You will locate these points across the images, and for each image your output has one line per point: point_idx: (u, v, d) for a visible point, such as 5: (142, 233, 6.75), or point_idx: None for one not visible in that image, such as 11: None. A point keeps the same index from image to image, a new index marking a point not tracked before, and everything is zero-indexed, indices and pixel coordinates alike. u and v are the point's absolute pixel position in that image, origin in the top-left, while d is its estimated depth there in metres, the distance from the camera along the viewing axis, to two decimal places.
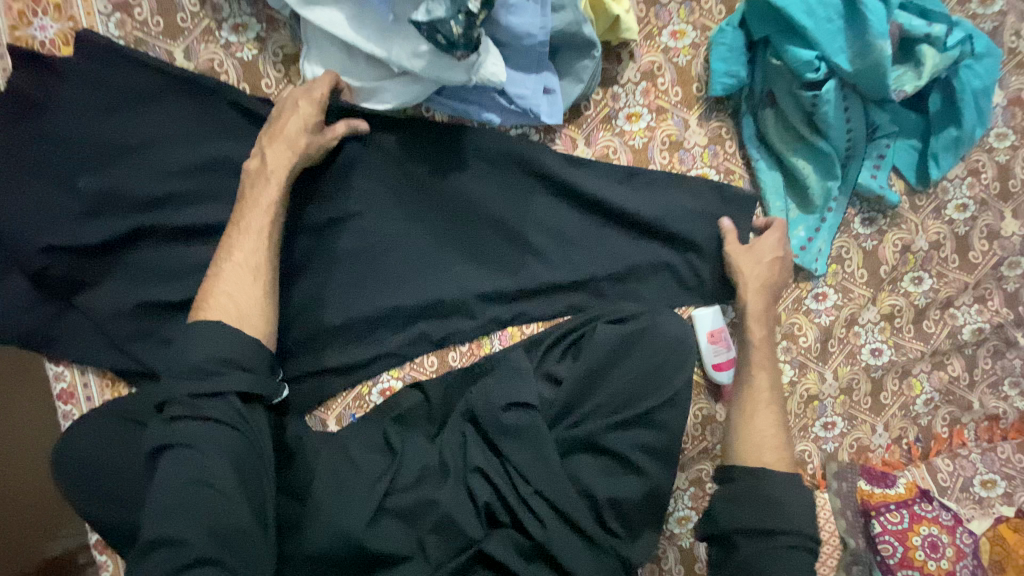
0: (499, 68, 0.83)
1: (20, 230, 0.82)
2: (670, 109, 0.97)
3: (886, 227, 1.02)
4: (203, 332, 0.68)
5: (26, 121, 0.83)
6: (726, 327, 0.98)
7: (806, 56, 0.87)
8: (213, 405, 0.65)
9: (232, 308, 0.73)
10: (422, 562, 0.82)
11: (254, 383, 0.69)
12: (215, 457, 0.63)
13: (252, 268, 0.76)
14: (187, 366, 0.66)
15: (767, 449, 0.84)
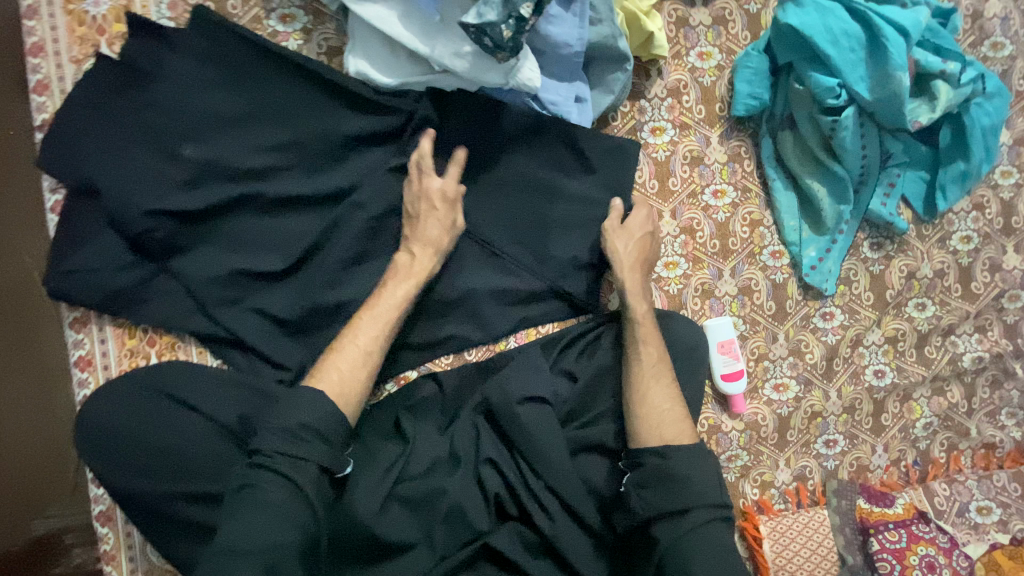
0: (534, 74, 0.87)
1: (118, 194, 0.83)
2: (693, 126, 1.00)
3: (893, 253, 1.06)
4: (297, 397, 0.71)
5: (134, 88, 0.85)
6: (736, 338, 1.00)
7: (828, 83, 0.91)
8: (292, 466, 0.67)
9: (327, 378, 0.76)
10: (429, 551, 0.83)
11: (332, 451, 0.70)
12: (275, 506, 0.64)
13: (365, 349, 0.81)
14: (280, 425, 0.69)
15: (666, 424, 0.82)
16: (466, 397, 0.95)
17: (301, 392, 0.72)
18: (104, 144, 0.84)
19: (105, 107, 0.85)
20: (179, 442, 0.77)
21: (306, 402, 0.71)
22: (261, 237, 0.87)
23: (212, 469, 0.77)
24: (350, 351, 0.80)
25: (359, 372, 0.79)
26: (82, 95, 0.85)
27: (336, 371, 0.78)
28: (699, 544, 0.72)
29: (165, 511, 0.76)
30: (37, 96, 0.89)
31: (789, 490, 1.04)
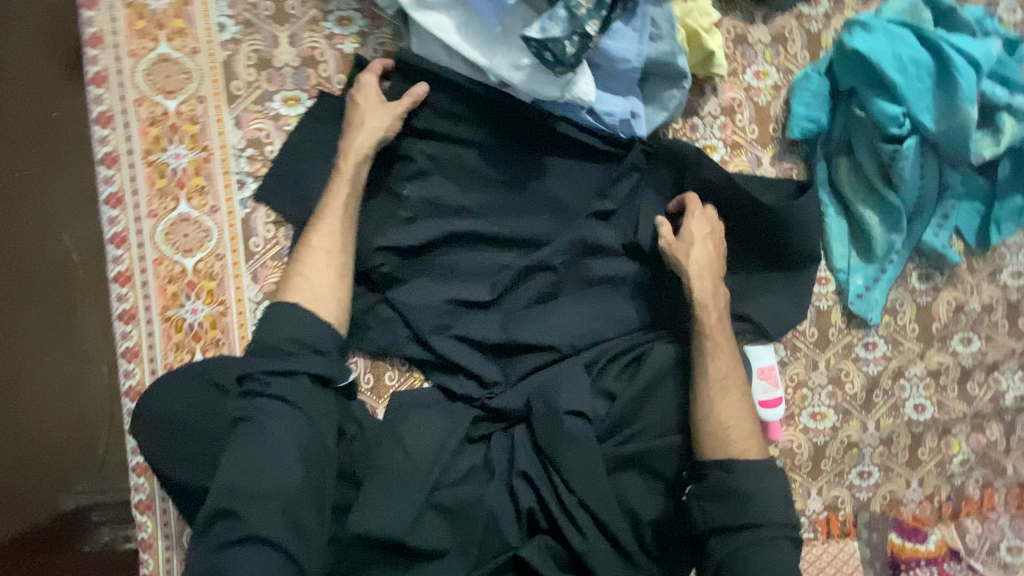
0: (590, 88, 0.86)
1: (277, 210, 0.91)
2: (745, 146, 0.99)
3: (943, 285, 1.04)
4: (278, 316, 0.76)
5: (236, 101, 0.91)
6: (776, 365, 1.00)
7: (892, 111, 0.89)
8: (286, 390, 0.73)
9: (299, 290, 0.79)
10: (463, 559, 0.84)
11: (331, 364, 0.77)
12: (279, 428, 0.71)
13: (328, 252, 0.82)
14: (267, 346, 0.74)
15: (734, 440, 0.86)
16: (505, 413, 0.94)
17: (283, 310, 0.77)
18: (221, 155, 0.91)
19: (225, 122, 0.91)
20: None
21: (296, 317, 0.76)
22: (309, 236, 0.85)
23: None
24: (317, 261, 0.81)
25: (328, 278, 0.81)
26: (202, 110, 0.90)
27: (307, 277, 0.80)
28: (756, 557, 0.79)
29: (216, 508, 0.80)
30: (94, 88, 0.89)
31: (820, 520, 1.03)
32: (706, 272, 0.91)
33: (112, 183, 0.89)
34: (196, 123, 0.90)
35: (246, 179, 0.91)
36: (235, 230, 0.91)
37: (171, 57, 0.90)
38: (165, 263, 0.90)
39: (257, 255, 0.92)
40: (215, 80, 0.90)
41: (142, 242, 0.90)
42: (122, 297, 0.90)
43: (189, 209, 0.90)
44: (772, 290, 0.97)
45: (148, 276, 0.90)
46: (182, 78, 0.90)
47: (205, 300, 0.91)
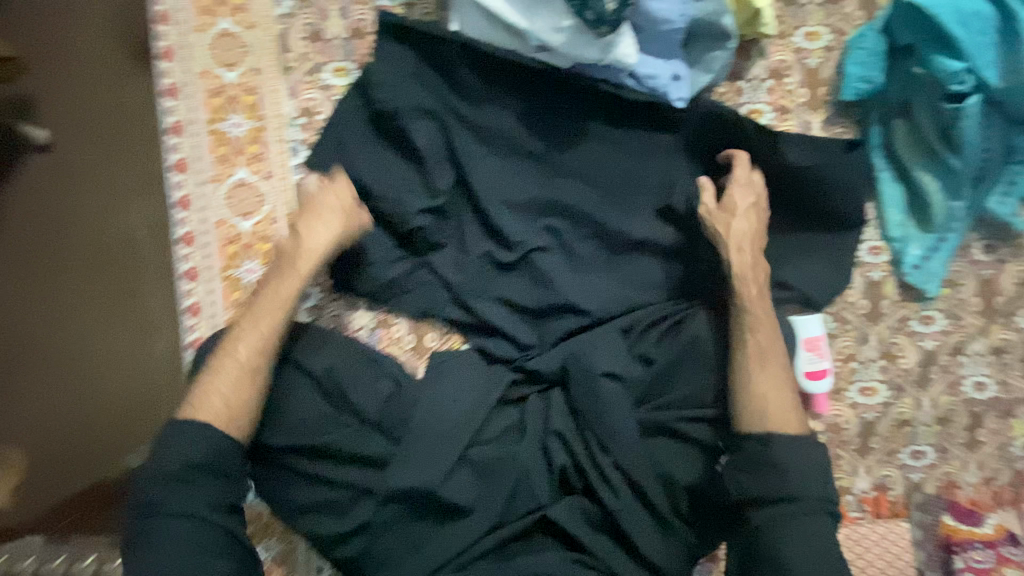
0: (631, 50, 0.86)
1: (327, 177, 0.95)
2: (794, 110, 0.96)
3: (1010, 257, 0.97)
4: (177, 444, 0.76)
5: (290, 72, 0.96)
6: (825, 336, 0.97)
7: (955, 67, 0.84)
8: (181, 504, 0.74)
9: (209, 407, 0.79)
10: (488, 514, 0.88)
11: (223, 485, 0.77)
12: (185, 538, 0.73)
13: (250, 369, 0.82)
14: (165, 475, 0.75)
15: (772, 413, 0.82)
16: (541, 376, 0.95)
17: (182, 429, 0.77)
18: (276, 123, 0.96)
19: (280, 92, 0.96)
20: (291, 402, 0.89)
21: (199, 437, 0.77)
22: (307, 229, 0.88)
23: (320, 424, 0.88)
24: (227, 373, 0.82)
25: (238, 382, 0.81)
26: (258, 81, 0.95)
27: (212, 396, 0.80)
28: (793, 533, 0.74)
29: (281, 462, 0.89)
30: (161, 62, 0.94)
31: (868, 498, 1.00)
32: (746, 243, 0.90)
33: (179, 151, 0.95)
34: (253, 94, 0.95)
35: (299, 147, 0.96)
36: (288, 195, 0.97)
37: (231, 32, 0.95)
38: (225, 225, 0.96)
39: None
40: (271, 53, 0.95)
41: (204, 205, 0.96)
42: (186, 257, 0.96)
43: (247, 175, 0.96)
44: (810, 260, 0.96)
45: (210, 237, 0.96)
46: (241, 51, 0.95)
47: (261, 261, 0.97)
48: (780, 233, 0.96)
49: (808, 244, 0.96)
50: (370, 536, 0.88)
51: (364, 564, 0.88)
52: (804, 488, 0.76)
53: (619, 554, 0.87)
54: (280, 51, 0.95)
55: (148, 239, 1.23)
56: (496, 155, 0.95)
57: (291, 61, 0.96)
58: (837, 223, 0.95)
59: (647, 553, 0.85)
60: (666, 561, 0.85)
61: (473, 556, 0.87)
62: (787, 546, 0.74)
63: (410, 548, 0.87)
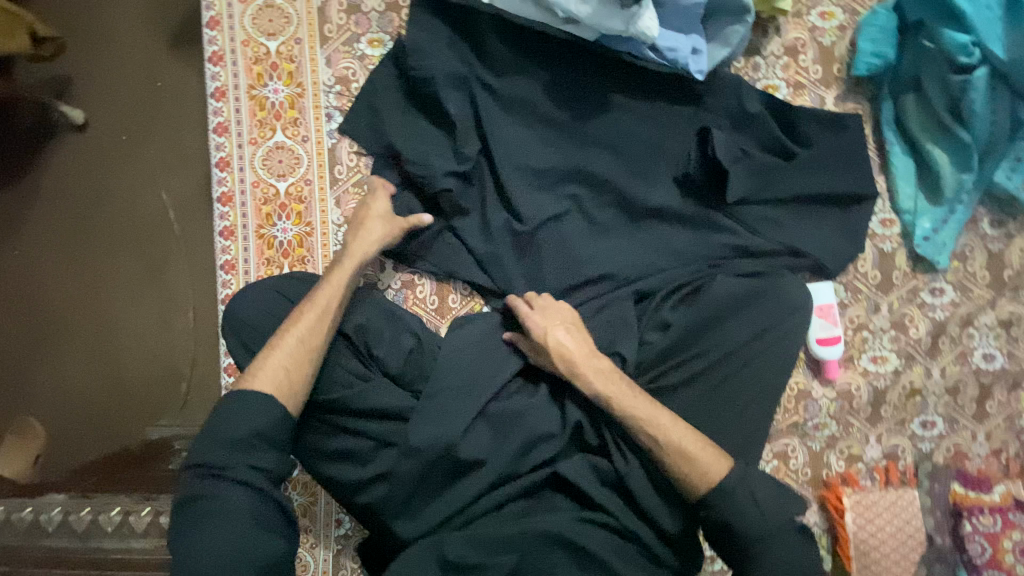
0: (652, 24, 0.90)
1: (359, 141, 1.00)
2: (808, 86, 1.00)
3: (1016, 232, 1.01)
4: (239, 410, 0.74)
5: (328, 42, 1.01)
6: (836, 304, 1.00)
7: (962, 40, 0.89)
8: (244, 469, 0.72)
9: (271, 378, 0.78)
10: (499, 469, 0.89)
11: (284, 458, 0.76)
12: (240, 510, 0.71)
13: (307, 345, 0.81)
14: (227, 439, 0.72)
15: (708, 464, 0.81)
16: None
17: (247, 398, 0.75)
18: (312, 90, 1.01)
19: (318, 60, 1.01)
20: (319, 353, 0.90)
21: (259, 410, 0.74)
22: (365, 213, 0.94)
23: (340, 378, 0.89)
24: (285, 348, 0.81)
25: (295, 351, 0.81)
26: (298, 50, 1.01)
27: (269, 364, 0.79)
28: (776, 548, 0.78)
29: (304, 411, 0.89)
30: (209, 31, 1.01)
31: (878, 467, 1.02)
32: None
33: (221, 114, 1.01)
34: (293, 62, 1.01)
35: (334, 113, 1.01)
36: (322, 158, 1.01)
37: (274, 3, 1.01)
38: (261, 186, 1.01)
39: (341, 182, 1.01)
40: (311, 24, 1.01)
41: (243, 166, 1.01)
42: (223, 216, 1.01)
43: (284, 138, 1.01)
44: (823, 230, 0.98)
45: (247, 197, 1.01)
46: (283, 22, 1.01)
47: (294, 221, 1.01)
48: (797, 202, 0.98)
49: (823, 214, 0.98)
50: (387, 487, 0.89)
51: (382, 512, 0.89)
52: (745, 523, 0.79)
53: (629, 512, 0.88)
54: (320, 22, 1.01)
55: (177, 218, 1.20)
56: (522, 122, 0.99)
57: (330, 32, 1.01)
58: (853, 196, 0.98)
59: (651, 511, 0.87)
60: (671, 522, 0.86)
61: (484, 507, 0.89)
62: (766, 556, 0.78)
63: (426, 497, 0.89)
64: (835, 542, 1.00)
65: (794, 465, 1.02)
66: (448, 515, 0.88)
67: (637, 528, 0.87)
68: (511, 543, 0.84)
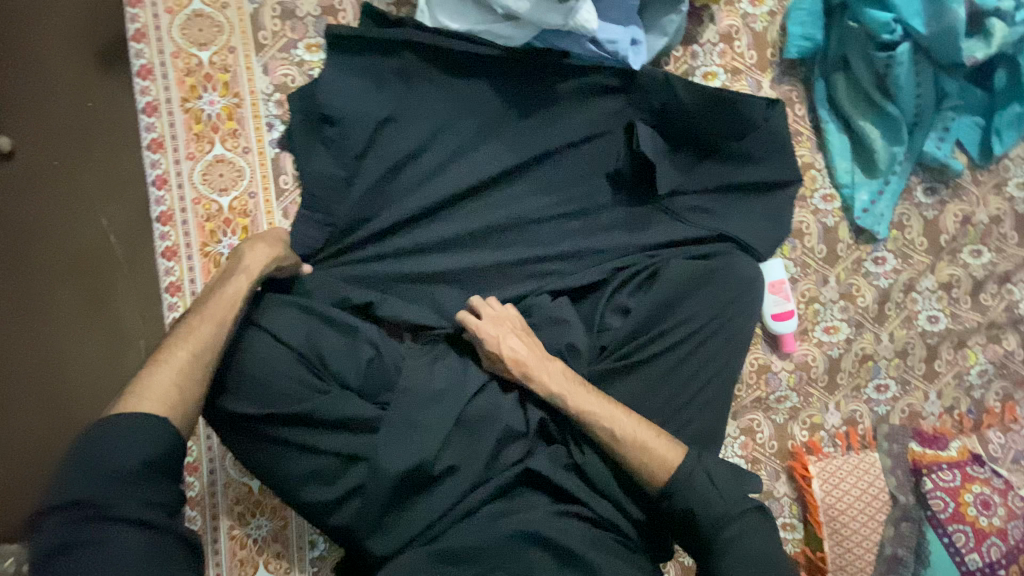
0: (591, 16, 0.92)
1: (298, 149, 0.96)
2: (745, 71, 1.03)
3: (948, 198, 1.06)
4: (116, 438, 0.66)
5: (263, 50, 0.98)
6: (787, 279, 1.03)
7: (883, 18, 0.93)
8: (127, 506, 0.64)
9: (156, 398, 0.71)
10: (470, 474, 0.88)
11: (176, 488, 0.69)
12: (136, 551, 0.63)
13: (195, 359, 0.75)
14: (110, 471, 0.65)
15: (657, 450, 0.84)
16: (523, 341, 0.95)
17: (123, 423, 0.67)
18: (250, 100, 0.98)
19: (254, 69, 0.98)
20: (263, 362, 0.84)
21: (149, 433, 0.68)
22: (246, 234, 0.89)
23: (297, 391, 0.85)
24: (172, 363, 0.74)
25: (182, 369, 0.74)
26: (233, 59, 0.98)
27: (147, 383, 0.72)
28: (738, 533, 0.79)
29: (263, 434, 0.85)
30: (135, 44, 0.96)
31: (840, 433, 1.05)
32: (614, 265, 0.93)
33: (154, 130, 0.96)
34: (228, 72, 0.97)
35: (275, 122, 0.98)
36: (266, 169, 0.98)
37: (203, 12, 0.97)
38: (203, 203, 0.97)
39: (286, 192, 0.99)
40: (244, 32, 0.98)
41: (181, 183, 0.97)
42: (164, 235, 0.97)
43: (223, 151, 0.97)
44: (751, 216, 1.00)
45: (187, 214, 0.97)
46: (214, 31, 0.97)
47: (240, 236, 0.98)
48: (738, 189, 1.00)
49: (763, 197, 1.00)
50: (359, 501, 0.87)
51: (356, 530, 0.87)
52: (707, 507, 0.80)
53: (600, 500, 0.89)
54: (253, 30, 0.98)
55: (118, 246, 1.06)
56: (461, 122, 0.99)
57: (264, 40, 0.98)
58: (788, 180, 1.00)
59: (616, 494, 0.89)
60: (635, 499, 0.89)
61: (458, 515, 0.87)
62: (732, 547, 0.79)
63: (402, 508, 0.87)
64: (805, 511, 1.03)
65: (761, 439, 1.04)
66: (422, 527, 0.86)
67: (609, 514, 0.88)
68: (486, 546, 0.83)
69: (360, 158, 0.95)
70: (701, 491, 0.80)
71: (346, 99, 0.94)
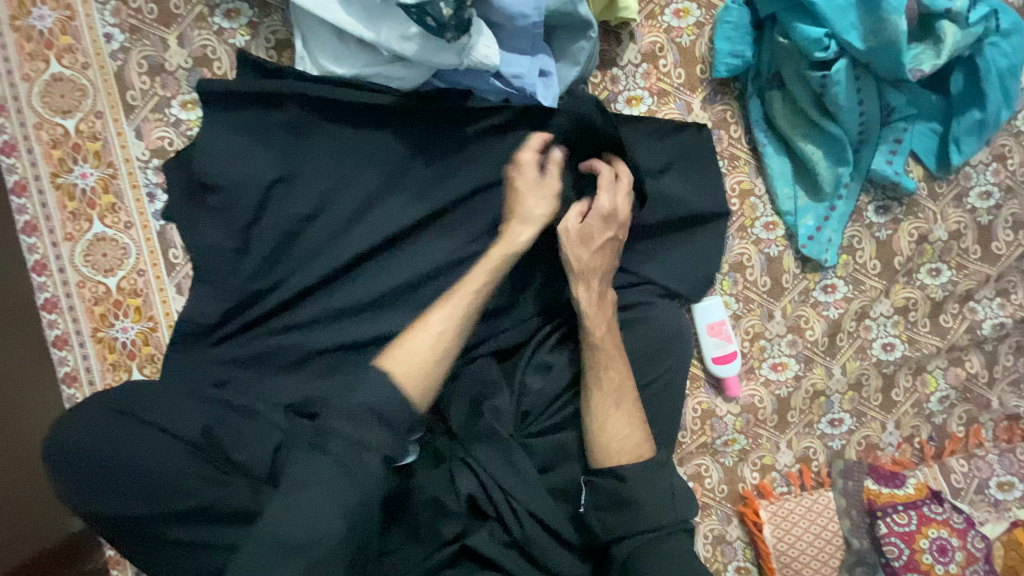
0: (491, 50, 0.82)
1: (183, 218, 0.88)
2: (673, 92, 0.93)
3: (902, 216, 0.97)
4: (371, 380, 0.71)
5: (136, 113, 0.89)
6: (728, 319, 0.95)
7: (814, 33, 0.83)
8: (344, 450, 0.66)
9: (401, 361, 0.75)
10: (410, 551, 0.82)
11: (395, 440, 0.69)
12: (330, 487, 0.64)
13: (440, 333, 0.78)
14: (347, 408, 0.68)
15: (625, 453, 0.79)
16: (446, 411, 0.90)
17: (369, 374, 0.72)
18: (129, 169, 0.89)
19: (127, 135, 0.89)
20: (150, 460, 0.75)
21: (381, 387, 0.70)
22: (527, 184, 0.85)
23: (189, 486, 0.75)
24: (427, 334, 0.78)
25: (426, 357, 0.76)
26: (104, 125, 0.88)
27: (409, 349, 0.76)
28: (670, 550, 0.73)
29: (160, 537, 0.75)
30: None
31: (792, 473, 1.00)
32: (594, 276, 0.83)
33: (26, 211, 0.88)
34: (98, 140, 0.89)
35: (156, 191, 0.90)
36: (153, 244, 0.90)
37: (63, 75, 0.88)
38: (88, 285, 0.90)
39: (178, 267, 0.91)
40: (110, 93, 0.88)
41: (62, 266, 0.89)
42: (52, 324, 0.89)
43: (104, 228, 0.89)
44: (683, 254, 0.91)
45: (74, 299, 0.89)
46: (77, 95, 0.88)
47: (134, 318, 0.91)
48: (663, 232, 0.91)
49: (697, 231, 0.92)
50: None
51: None
52: (655, 506, 0.75)
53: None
54: (122, 90, 0.88)
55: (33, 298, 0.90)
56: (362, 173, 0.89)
57: (135, 100, 0.89)
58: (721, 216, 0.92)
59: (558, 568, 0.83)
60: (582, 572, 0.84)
61: None
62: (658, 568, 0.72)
63: None
64: (758, 555, 0.98)
65: (709, 484, 0.99)
66: None
67: None
68: None
69: (250, 228, 0.86)
70: (657, 486, 0.76)
71: (227, 163, 0.85)
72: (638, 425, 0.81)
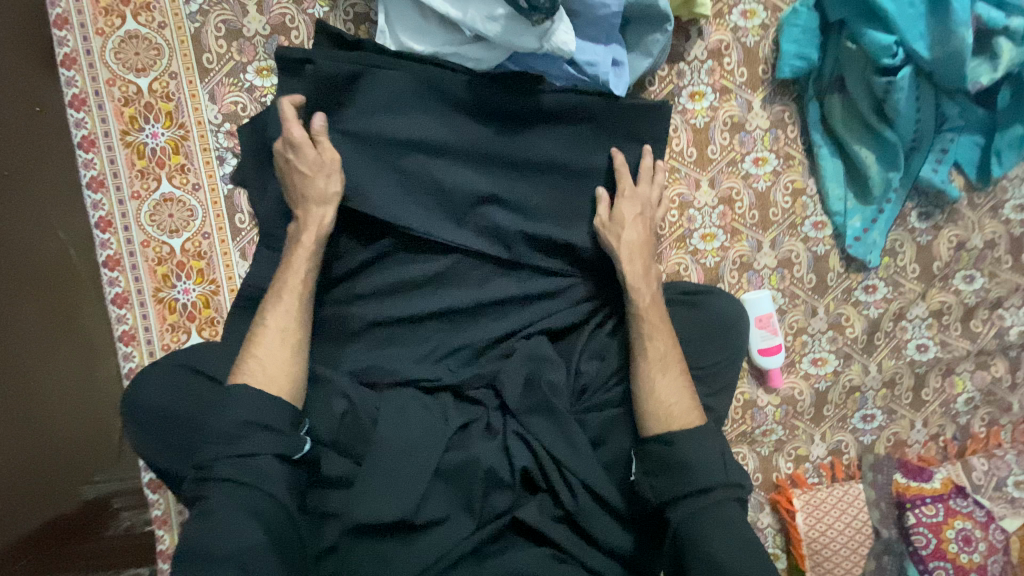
0: (569, 36, 0.83)
1: (255, 184, 0.89)
2: (734, 89, 0.96)
3: (943, 223, 1.02)
4: (236, 399, 0.71)
5: (211, 76, 0.89)
6: (775, 313, 0.98)
7: (884, 40, 0.86)
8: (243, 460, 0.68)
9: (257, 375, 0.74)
10: (462, 521, 0.83)
11: (284, 442, 0.71)
12: (239, 504, 0.66)
13: (282, 332, 0.77)
14: (218, 433, 0.69)
15: (676, 418, 0.81)
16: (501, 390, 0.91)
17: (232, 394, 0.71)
18: (199, 131, 0.90)
19: (200, 97, 0.89)
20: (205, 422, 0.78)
21: (258, 403, 0.71)
22: (308, 165, 0.82)
23: None
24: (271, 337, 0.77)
25: (282, 359, 0.76)
26: (177, 86, 0.89)
27: (258, 361, 0.75)
28: (721, 517, 0.74)
29: None
30: (65, 70, 0.87)
31: (824, 464, 1.04)
32: (636, 253, 0.89)
33: (93, 167, 0.88)
34: (171, 100, 0.89)
35: (226, 155, 0.90)
36: (219, 208, 0.91)
37: (139, 33, 0.88)
38: (152, 245, 0.90)
39: (243, 232, 0.92)
40: (186, 54, 0.89)
41: (128, 225, 0.89)
42: (113, 281, 0.89)
43: (171, 189, 0.90)
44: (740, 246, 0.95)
45: (136, 258, 0.90)
46: (152, 54, 0.88)
47: (196, 280, 0.91)
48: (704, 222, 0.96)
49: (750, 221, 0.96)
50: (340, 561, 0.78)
51: None
52: (708, 473, 0.76)
53: (591, 552, 0.86)
54: (198, 52, 0.89)
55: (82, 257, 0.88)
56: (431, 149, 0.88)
57: (211, 63, 0.89)
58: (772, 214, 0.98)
59: (607, 542, 0.85)
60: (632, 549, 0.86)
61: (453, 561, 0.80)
62: (714, 534, 0.72)
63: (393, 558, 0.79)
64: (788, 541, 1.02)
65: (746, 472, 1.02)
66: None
67: (601, 565, 0.85)
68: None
69: None
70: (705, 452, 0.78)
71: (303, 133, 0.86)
72: (686, 392, 0.84)
